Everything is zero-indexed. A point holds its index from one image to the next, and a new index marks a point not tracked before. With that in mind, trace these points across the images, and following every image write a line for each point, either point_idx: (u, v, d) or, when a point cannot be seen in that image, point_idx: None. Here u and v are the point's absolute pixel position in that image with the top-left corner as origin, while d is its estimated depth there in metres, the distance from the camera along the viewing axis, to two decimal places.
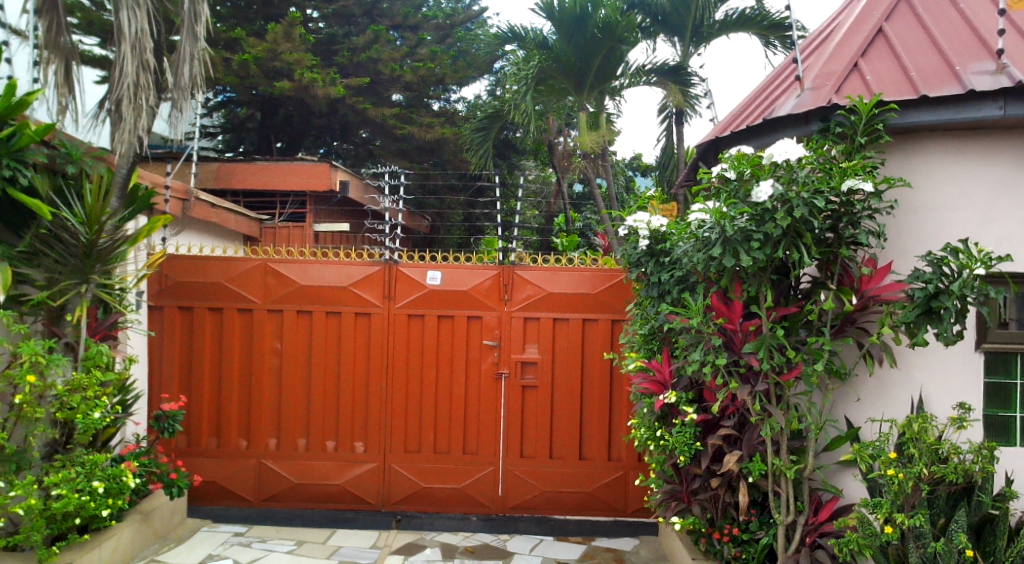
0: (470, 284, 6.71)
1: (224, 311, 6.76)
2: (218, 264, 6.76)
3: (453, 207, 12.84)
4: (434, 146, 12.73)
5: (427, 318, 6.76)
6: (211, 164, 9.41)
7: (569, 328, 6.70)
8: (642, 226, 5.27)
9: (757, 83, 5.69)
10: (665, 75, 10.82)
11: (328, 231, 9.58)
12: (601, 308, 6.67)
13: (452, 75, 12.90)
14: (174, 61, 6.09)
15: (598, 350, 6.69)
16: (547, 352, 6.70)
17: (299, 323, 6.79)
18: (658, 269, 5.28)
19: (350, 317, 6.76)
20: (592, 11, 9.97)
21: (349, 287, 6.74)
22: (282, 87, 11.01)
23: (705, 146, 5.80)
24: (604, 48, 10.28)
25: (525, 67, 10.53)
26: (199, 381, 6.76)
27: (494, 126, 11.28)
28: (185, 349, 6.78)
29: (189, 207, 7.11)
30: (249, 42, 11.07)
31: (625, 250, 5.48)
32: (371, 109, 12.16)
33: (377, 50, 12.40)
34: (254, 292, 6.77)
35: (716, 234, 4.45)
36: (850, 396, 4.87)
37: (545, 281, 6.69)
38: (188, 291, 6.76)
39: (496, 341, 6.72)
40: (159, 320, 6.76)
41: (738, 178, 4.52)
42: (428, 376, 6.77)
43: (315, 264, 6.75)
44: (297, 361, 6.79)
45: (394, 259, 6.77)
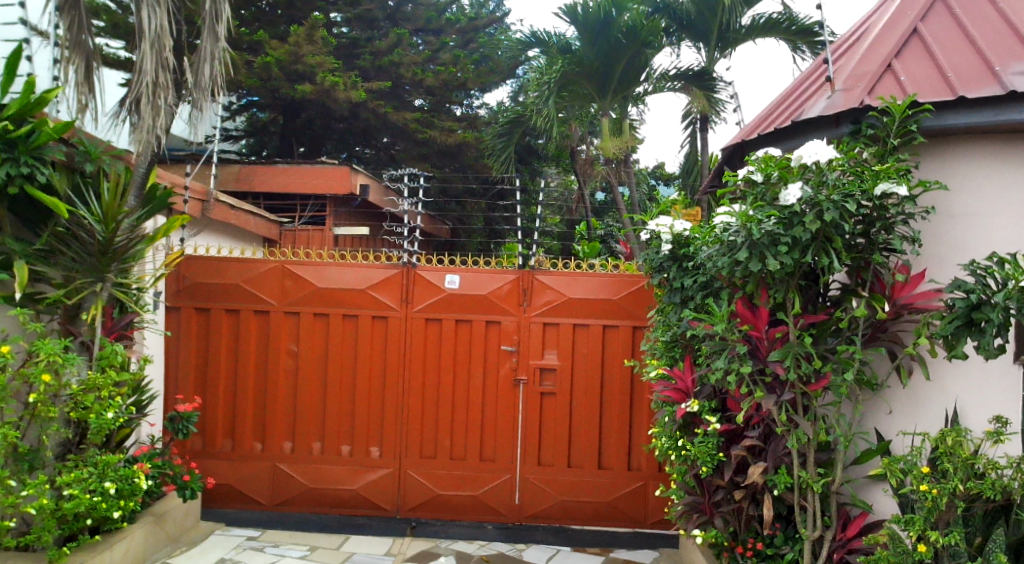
0: (488, 289, 6.61)
1: (241, 312, 6.71)
2: (236, 265, 6.71)
3: (474, 214, 12.75)
4: (456, 151, 12.65)
5: (445, 322, 6.66)
6: (231, 167, 9.38)
7: (589, 335, 6.58)
8: (665, 230, 5.10)
9: (786, 86, 5.55)
10: (690, 80, 10.68)
11: (347, 235, 9.53)
12: (621, 314, 6.54)
13: (474, 79, 12.79)
14: (195, 61, 6.03)
15: (618, 357, 6.56)
16: (567, 359, 6.58)
17: (315, 326, 6.72)
18: (681, 274, 5.13)
19: (367, 320, 6.69)
20: (616, 15, 9.83)
21: (366, 290, 6.67)
22: (304, 91, 10.95)
23: (732, 148, 5.68)
24: (628, 53, 10.18)
25: (548, 71, 10.42)
26: (215, 383, 6.71)
27: (517, 131, 11.18)
28: (201, 351, 6.74)
29: (209, 209, 7.07)
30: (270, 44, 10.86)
31: (648, 255, 5.34)
32: (393, 112, 12.02)
33: (399, 53, 12.27)
34: (271, 293, 6.71)
35: (742, 237, 4.31)
36: (882, 408, 4.71)
37: (565, 286, 6.57)
38: (205, 291, 6.71)
39: (515, 347, 6.61)
40: (176, 321, 6.72)
41: (765, 181, 4.33)
42: (444, 381, 6.67)
43: (333, 266, 6.68)
44: (313, 364, 6.72)
45: (412, 262, 6.69)
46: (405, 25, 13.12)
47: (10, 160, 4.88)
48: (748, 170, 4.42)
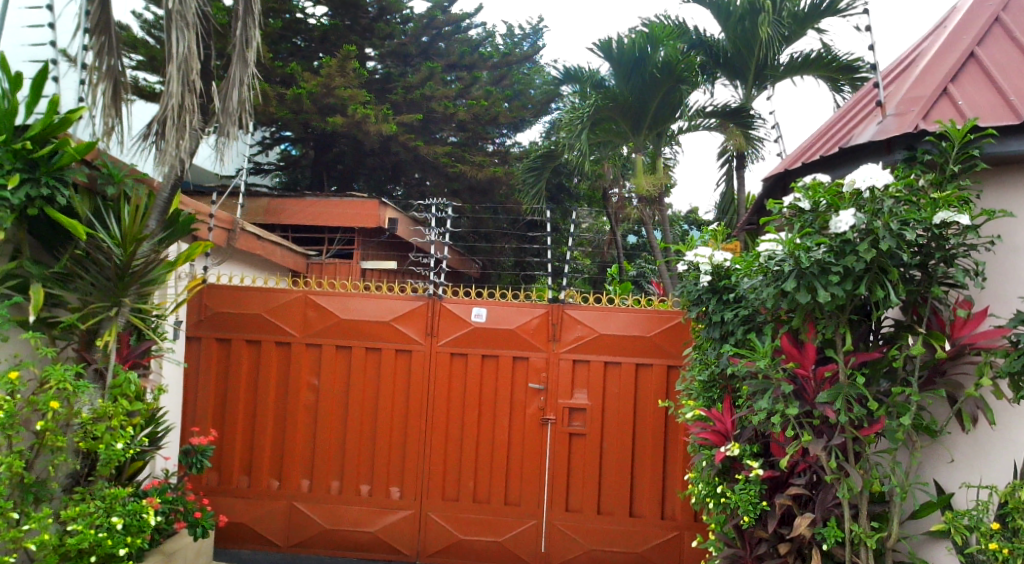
0: (516, 323, 6.36)
1: (262, 344, 6.52)
2: (258, 294, 6.55)
3: (505, 252, 12.53)
4: (487, 187, 12.47)
5: (470, 357, 6.41)
6: (260, 199, 9.28)
7: (621, 373, 6.28)
8: (704, 260, 4.84)
9: (831, 115, 5.32)
10: (726, 117, 10.45)
11: (375, 268, 9.34)
12: (655, 352, 6.24)
13: (506, 114, 12.64)
14: (223, 87, 5.93)
15: (651, 397, 6.24)
16: (597, 398, 6.28)
17: (337, 359, 6.51)
18: (721, 307, 4.84)
19: (390, 354, 6.46)
20: (651, 52, 9.72)
21: (390, 322, 6.45)
22: (334, 123, 10.69)
23: (778, 176, 5.44)
24: (663, 89, 10.02)
25: (581, 108, 10.26)
26: (233, 416, 6.50)
27: (549, 166, 11.01)
28: (220, 383, 6.54)
29: (234, 237, 6.94)
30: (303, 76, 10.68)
31: (685, 287, 5.06)
32: (423, 146, 11.79)
33: (432, 87, 12.12)
34: (293, 324, 6.52)
35: (789, 266, 4.03)
36: (943, 456, 4.33)
37: (597, 322, 6.30)
38: (226, 321, 6.55)
39: (543, 385, 6.32)
40: (196, 352, 6.55)
41: (814, 209, 4.15)
42: (469, 419, 6.39)
43: (357, 297, 6.50)
44: (334, 399, 6.49)
45: (438, 294, 6.47)
46: (439, 60, 13.09)
47: (30, 180, 4.71)
48: (793, 197, 4.24)
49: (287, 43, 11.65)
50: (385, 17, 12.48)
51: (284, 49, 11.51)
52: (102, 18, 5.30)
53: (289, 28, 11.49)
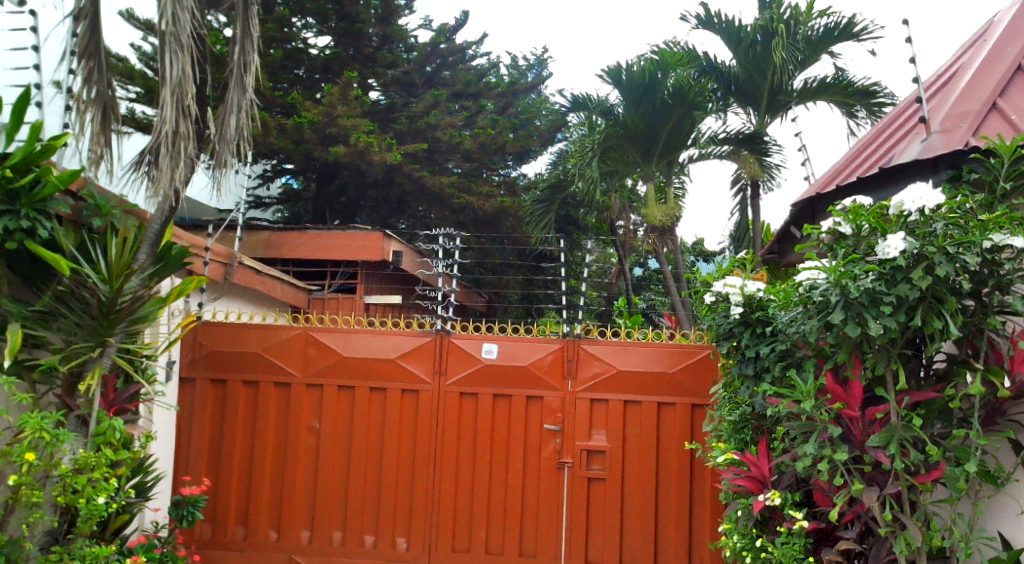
0: (530, 359, 5.99)
1: (260, 384, 6.15)
2: (256, 332, 6.19)
3: (512, 285, 12.15)
4: (493, 219, 12.09)
5: (481, 397, 6.03)
6: (260, 233, 8.96)
7: (642, 413, 5.90)
8: (735, 291, 4.46)
9: (864, 135, 5.01)
10: (740, 143, 10.11)
11: (379, 303, 8.99)
12: (678, 390, 5.87)
13: (512, 143, 12.35)
14: (220, 113, 5.55)
15: (674, 438, 5.85)
16: (617, 440, 5.89)
17: (340, 400, 6.13)
18: (755, 341, 4.46)
19: (396, 394, 6.08)
20: (661, 78, 9.43)
21: (396, 360, 6.09)
22: (336, 153, 10.28)
23: (813, 198, 5.11)
24: (675, 116, 9.73)
25: (591, 136, 9.96)
26: (228, 462, 6.10)
27: (557, 197, 10.66)
28: (215, 426, 6.15)
29: (231, 272, 6.60)
30: (304, 105, 10.26)
31: (714, 321, 4.68)
32: (429, 176, 11.35)
33: (436, 115, 11.72)
34: (293, 363, 6.16)
35: (836, 296, 3.66)
36: (1011, 507, 3.95)
37: (615, 357, 5.94)
38: (221, 360, 6.18)
39: (559, 426, 5.93)
40: (190, 393, 6.17)
41: (855, 233, 3.82)
42: (481, 463, 5.99)
43: (361, 334, 6.15)
44: (336, 442, 6.10)
45: (447, 329, 6.11)
46: (444, 88, 12.77)
47: (9, 212, 4.36)
48: (833, 221, 3.91)
49: (287, 74, 11.30)
50: (388, 46, 12.21)
51: (284, 79, 11.23)
52: (91, 42, 4.95)
53: (289, 58, 11.26)
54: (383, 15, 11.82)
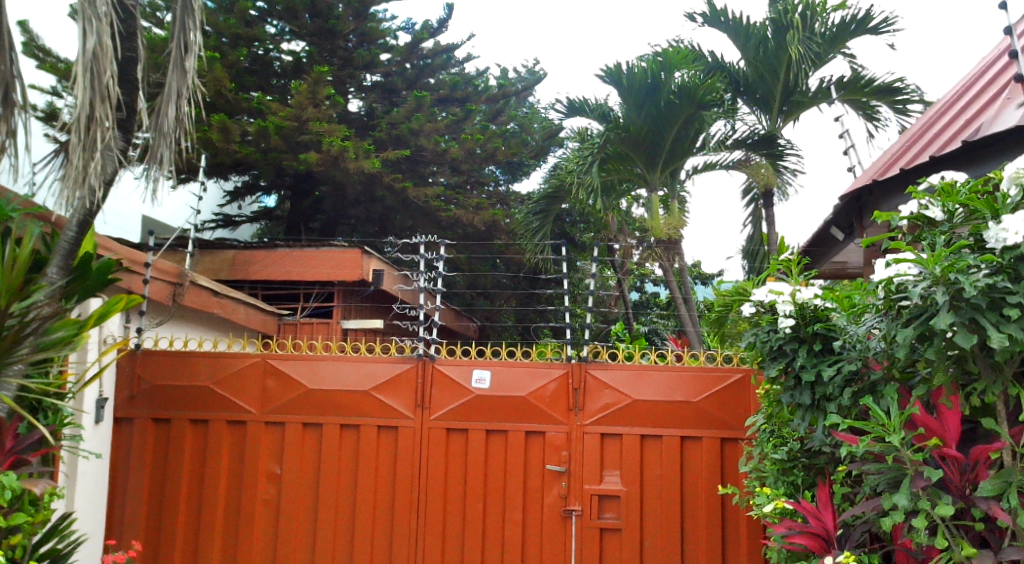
0: (528, 388, 5.09)
1: (210, 424, 5.22)
2: (206, 361, 5.28)
3: (505, 308, 11.20)
4: (484, 235, 11.13)
5: (472, 434, 5.11)
6: (224, 252, 8.03)
7: (663, 449, 5.01)
8: (784, 297, 3.53)
9: (929, 111, 4.23)
10: (752, 148, 9.13)
11: (358, 328, 8.06)
12: (704, 421, 5.00)
13: (503, 151, 11.45)
14: (156, 103, 4.63)
15: (702, 480, 4.95)
16: (633, 483, 4.98)
17: (305, 441, 5.20)
18: (814, 362, 3.54)
19: (372, 431, 5.15)
20: (665, 77, 8.61)
21: (371, 392, 5.17)
22: (308, 161, 9.32)
23: (871, 185, 4.25)
24: (681, 119, 8.81)
25: (590, 141, 9.08)
26: (173, 519, 5.15)
27: (553, 210, 9.73)
28: (157, 475, 5.21)
29: (180, 294, 5.69)
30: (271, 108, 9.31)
31: (757, 338, 3.72)
32: (412, 189, 10.41)
33: (420, 120, 10.74)
34: (249, 398, 5.23)
35: (941, 298, 2.75)
36: None
37: (629, 384, 5.06)
38: (165, 397, 5.25)
39: (564, 467, 5.02)
40: (128, 436, 5.24)
41: (948, 219, 3.04)
42: (472, 513, 5.05)
43: (329, 361, 5.24)
44: (300, 492, 5.15)
45: (430, 355, 5.21)
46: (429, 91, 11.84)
47: None
48: (915, 206, 3.13)
49: (257, 80, 10.61)
50: (366, 47, 11.31)
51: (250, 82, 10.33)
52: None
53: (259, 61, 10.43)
54: (360, 14, 10.95)
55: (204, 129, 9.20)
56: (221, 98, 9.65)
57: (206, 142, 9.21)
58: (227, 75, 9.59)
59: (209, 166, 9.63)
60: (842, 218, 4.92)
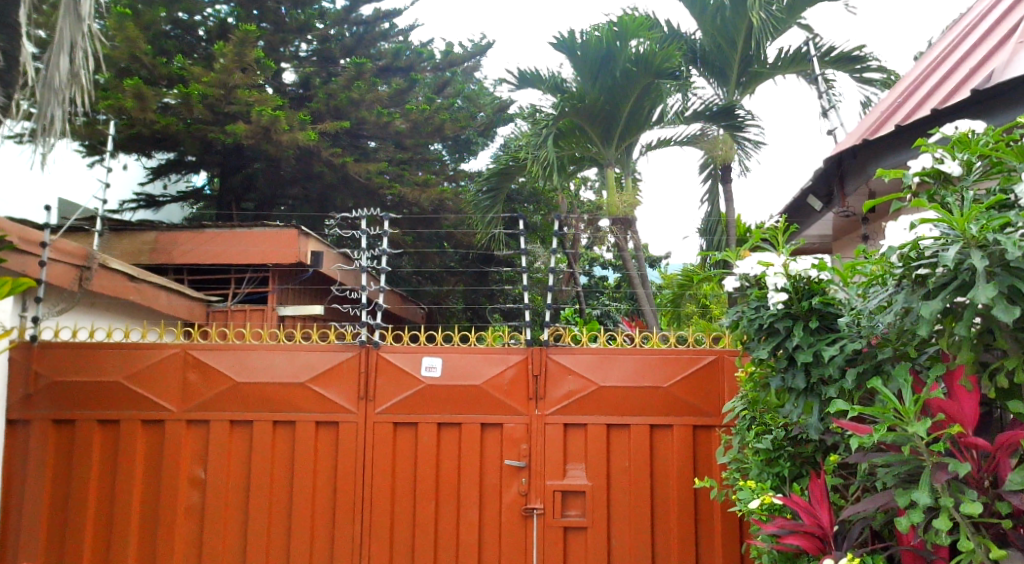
0: (483, 376, 4.61)
1: (122, 424, 4.61)
2: (116, 353, 4.67)
3: (453, 293, 10.65)
4: (431, 215, 10.55)
5: (421, 428, 4.60)
6: (145, 233, 7.32)
7: (632, 439, 4.57)
8: (776, 268, 3.11)
9: (932, 68, 3.93)
10: (710, 119, 8.70)
11: (296, 314, 7.43)
12: (676, 408, 4.57)
13: (450, 124, 10.89)
14: (45, 55, 4.06)
15: (675, 473, 4.53)
16: (599, 476, 4.54)
17: (233, 440, 4.62)
18: (811, 339, 3.11)
19: (308, 428, 4.60)
20: (621, 46, 8.17)
21: (306, 383, 4.62)
22: (236, 131, 8.64)
23: (860, 146, 3.84)
24: (639, 89, 8.33)
25: (542, 115, 8.57)
26: (80, 532, 4.56)
27: (504, 187, 9.13)
28: (60, 483, 4.61)
29: (88, 278, 5.03)
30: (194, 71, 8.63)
31: (743, 314, 3.28)
32: (353, 163, 9.79)
33: (360, 89, 10.11)
34: (166, 394, 4.63)
35: (974, 261, 2.35)
36: None
37: (594, 369, 4.61)
38: (68, 395, 4.65)
39: (524, 461, 4.55)
40: (26, 439, 4.62)
41: (967, 174, 2.65)
42: (423, 515, 4.55)
43: (259, 350, 4.67)
44: (228, 497, 4.58)
45: (374, 341, 4.68)
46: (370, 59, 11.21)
47: None
48: (925, 161, 2.72)
49: (180, 45, 9.88)
50: (300, 11, 10.62)
51: (170, 45, 9.60)
52: None
53: (180, 23, 9.72)
54: None
55: (117, 97, 8.47)
56: (138, 63, 8.93)
57: (119, 110, 8.49)
58: (142, 38, 8.88)
59: (126, 139, 8.89)
60: (821, 186, 4.51)
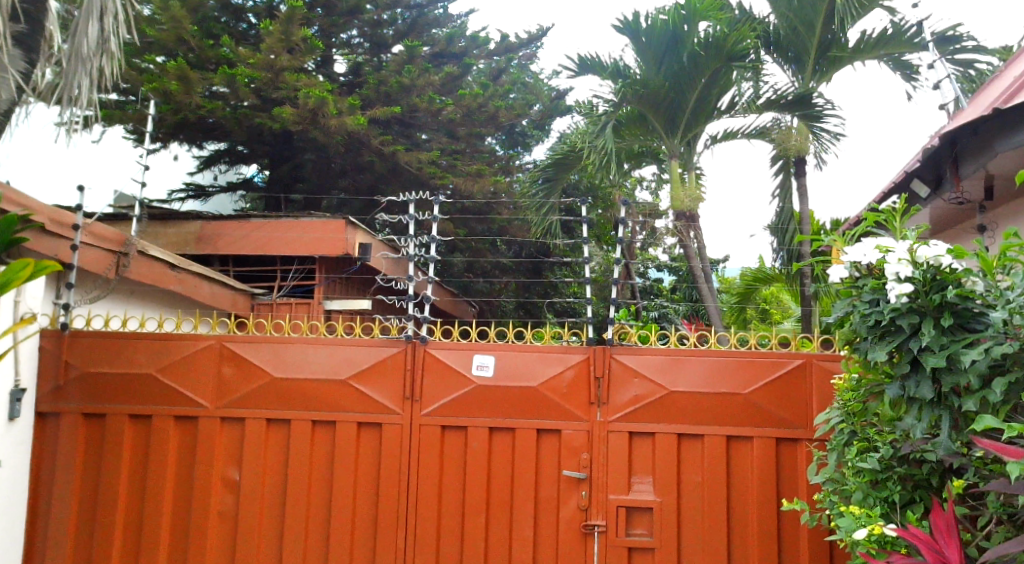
0: (541, 377, 4.17)
1: (153, 420, 4.30)
2: (149, 344, 4.37)
3: (505, 290, 10.24)
4: (484, 209, 10.16)
5: (471, 432, 4.18)
6: (190, 223, 7.06)
7: (707, 450, 4.08)
8: (903, 258, 2.70)
9: None
10: (785, 108, 8.00)
11: (342, 308, 7.08)
12: (757, 418, 4.07)
13: (506, 111, 10.49)
14: (74, 22, 3.81)
15: (754, 490, 4.04)
16: (669, 491, 4.06)
17: (269, 440, 4.27)
18: (947, 339, 2.68)
19: (350, 429, 4.23)
20: (689, 30, 7.43)
21: (348, 381, 4.25)
22: (283, 115, 8.41)
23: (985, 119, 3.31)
24: (705, 76, 7.67)
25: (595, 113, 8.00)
26: (108, 535, 4.26)
27: (562, 178, 8.66)
28: (89, 482, 4.31)
29: (124, 265, 4.78)
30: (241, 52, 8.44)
31: (858, 310, 2.86)
32: (404, 152, 9.48)
33: (412, 73, 9.80)
34: (199, 389, 4.31)
35: None
36: None
37: (664, 372, 4.15)
38: (99, 388, 4.35)
39: (585, 472, 4.10)
40: (55, 434, 4.34)
41: None
42: (472, 528, 4.13)
43: (298, 343, 4.31)
44: (263, 502, 4.23)
45: (421, 337, 4.28)
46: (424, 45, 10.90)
47: None
48: None
49: (229, 28, 9.73)
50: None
51: (218, 29, 9.45)
52: None
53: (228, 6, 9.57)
54: None
55: (163, 80, 8.31)
56: (185, 45, 8.79)
57: (165, 94, 8.34)
58: (189, 20, 8.73)
59: (172, 123, 8.75)
60: (928, 169, 3.99)
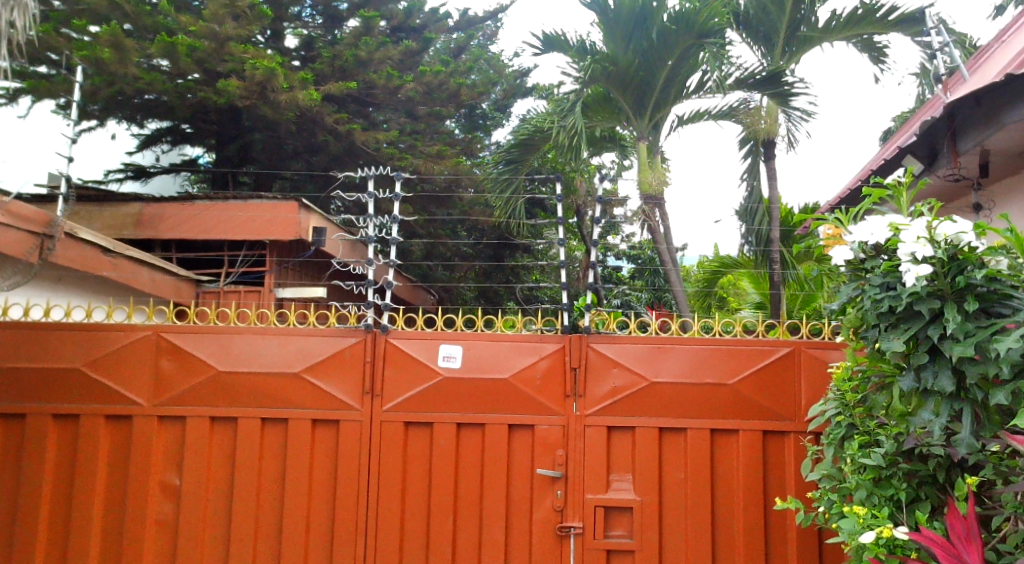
0: (512, 368, 3.85)
1: (81, 420, 3.87)
2: (76, 336, 3.93)
3: (465, 277, 9.85)
4: (445, 192, 9.76)
5: (437, 429, 3.85)
6: (128, 205, 6.55)
7: (690, 445, 3.80)
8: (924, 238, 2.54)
9: None
10: (755, 87, 7.55)
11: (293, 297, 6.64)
12: (744, 410, 3.81)
13: (468, 90, 10.10)
14: None
15: (741, 487, 3.78)
16: (650, 489, 3.78)
17: (214, 440, 3.88)
18: (973, 325, 2.51)
19: (303, 427, 3.86)
20: (657, 7, 7.04)
21: (300, 374, 3.88)
22: (228, 88, 7.91)
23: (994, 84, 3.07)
24: (671, 59, 7.24)
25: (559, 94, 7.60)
26: (31, 549, 3.83)
27: (527, 160, 8.28)
28: (9, 490, 3.88)
29: (49, 249, 4.32)
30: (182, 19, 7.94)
31: (871, 294, 2.67)
32: (360, 131, 9.04)
33: (367, 47, 9.36)
34: (135, 385, 3.89)
35: None
36: None
37: (645, 361, 3.86)
38: (20, 384, 3.91)
39: (560, 470, 3.79)
40: None
41: None
42: (438, 532, 3.80)
43: (245, 334, 3.92)
44: (207, 509, 3.84)
45: (382, 325, 3.93)
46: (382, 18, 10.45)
47: None
48: None
49: None
50: None
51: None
52: None
53: None
54: None
55: (96, 48, 7.76)
56: (120, 11, 8.25)
57: (98, 63, 7.79)
58: None
59: (108, 97, 8.21)
60: (923, 144, 3.77)
